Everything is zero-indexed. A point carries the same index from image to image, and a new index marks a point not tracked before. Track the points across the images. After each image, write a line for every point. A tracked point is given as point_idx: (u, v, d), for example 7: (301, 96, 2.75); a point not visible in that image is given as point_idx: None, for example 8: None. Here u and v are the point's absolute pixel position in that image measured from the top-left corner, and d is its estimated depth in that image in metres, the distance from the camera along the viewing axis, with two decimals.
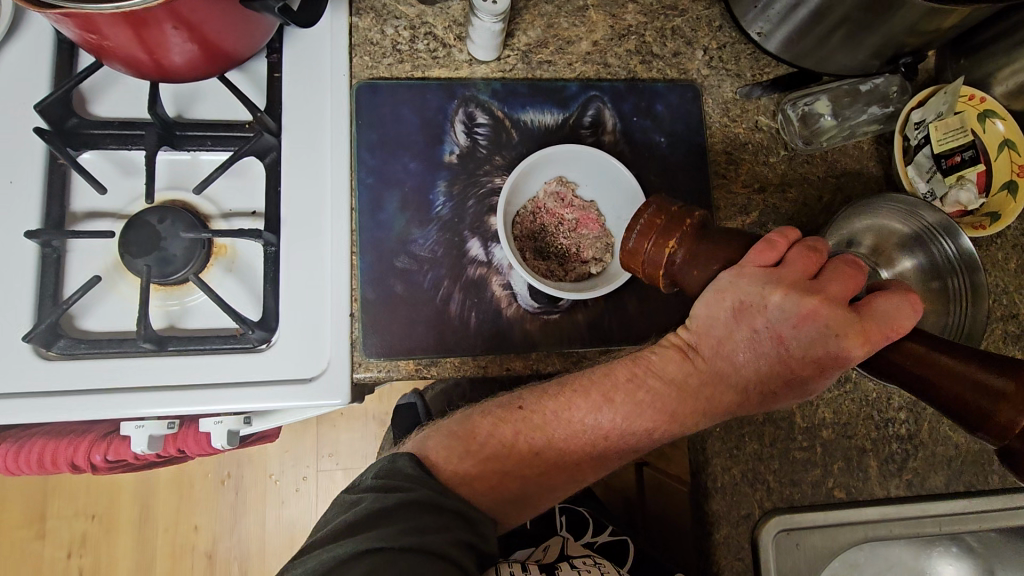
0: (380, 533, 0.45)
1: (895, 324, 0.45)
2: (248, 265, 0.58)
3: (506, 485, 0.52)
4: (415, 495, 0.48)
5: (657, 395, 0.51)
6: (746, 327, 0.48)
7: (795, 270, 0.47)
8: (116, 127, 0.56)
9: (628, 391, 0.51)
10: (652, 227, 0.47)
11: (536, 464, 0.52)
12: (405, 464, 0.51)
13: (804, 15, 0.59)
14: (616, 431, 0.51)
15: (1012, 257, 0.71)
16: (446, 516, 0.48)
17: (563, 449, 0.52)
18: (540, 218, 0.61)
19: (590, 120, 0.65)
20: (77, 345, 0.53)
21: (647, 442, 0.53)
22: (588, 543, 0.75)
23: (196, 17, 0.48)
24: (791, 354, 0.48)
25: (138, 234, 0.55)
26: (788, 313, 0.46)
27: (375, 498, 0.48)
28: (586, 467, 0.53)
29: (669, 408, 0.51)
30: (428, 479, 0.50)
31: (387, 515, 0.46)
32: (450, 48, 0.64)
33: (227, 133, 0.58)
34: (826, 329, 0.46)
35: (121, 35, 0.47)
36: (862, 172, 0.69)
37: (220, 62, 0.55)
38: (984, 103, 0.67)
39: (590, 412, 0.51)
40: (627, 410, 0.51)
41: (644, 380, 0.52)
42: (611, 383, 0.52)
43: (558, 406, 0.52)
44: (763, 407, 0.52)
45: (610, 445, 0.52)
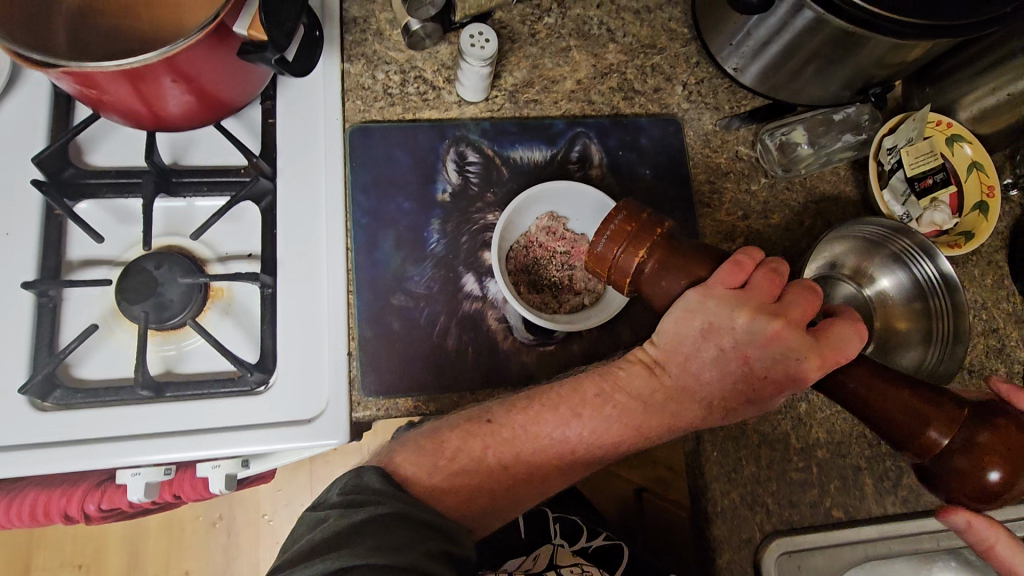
0: (344, 548, 0.42)
1: (845, 349, 0.46)
2: (244, 307, 0.59)
3: (474, 494, 0.52)
4: (387, 509, 0.46)
5: (622, 410, 0.51)
6: (713, 346, 0.49)
7: (761, 291, 0.48)
8: (113, 177, 0.58)
9: (595, 407, 0.52)
10: (622, 234, 0.48)
11: (506, 475, 0.53)
12: (372, 479, 0.49)
13: (777, 51, 0.63)
14: (583, 446, 0.52)
15: (988, 273, 0.74)
16: (419, 531, 0.46)
17: (531, 463, 0.52)
18: (533, 252, 0.62)
19: (577, 155, 0.67)
20: (73, 395, 0.53)
21: (612, 454, 0.53)
22: (582, 548, 0.72)
23: (195, 69, 0.50)
24: (756, 374, 0.48)
25: (135, 280, 0.55)
26: (753, 336, 0.47)
27: (335, 516, 0.45)
28: (551, 475, 0.53)
29: (634, 424, 0.51)
30: (396, 493, 0.48)
31: (358, 532, 0.43)
32: (440, 90, 0.66)
33: (222, 178, 0.59)
34: (786, 351, 0.47)
35: (121, 90, 0.49)
36: (839, 197, 0.72)
37: (215, 111, 0.57)
38: (951, 129, 0.71)
39: (558, 426, 0.52)
40: (593, 425, 0.52)
41: (611, 396, 0.52)
42: (578, 398, 0.52)
43: (528, 420, 0.52)
44: (726, 422, 0.53)
45: (576, 459, 0.53)
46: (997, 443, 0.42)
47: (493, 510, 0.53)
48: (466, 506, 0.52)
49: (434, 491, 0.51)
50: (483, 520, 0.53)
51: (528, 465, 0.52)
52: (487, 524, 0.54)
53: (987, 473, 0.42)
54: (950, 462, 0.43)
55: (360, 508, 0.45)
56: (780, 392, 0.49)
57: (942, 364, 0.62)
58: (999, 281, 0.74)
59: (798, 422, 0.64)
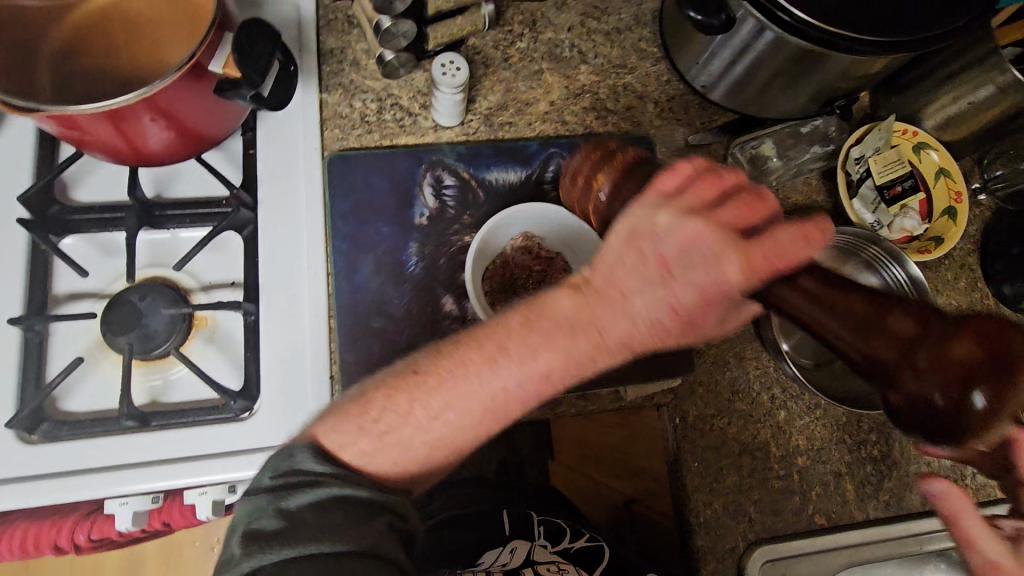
0: (293, 539, 0.41)
1: (778, 252, 0.43)
2: (228, 335, 0.60)
3: (397, 451, 0.46)
4: (328, 493, 0.42)
5: (547, 334, 0.45)
6: (642, 256, 0.45)
7: (693, 195, 0.47)
8: (98, 212, 0.59)
9: (520, 338, 0.45)
10: (587, 160, 0.62)
11: (435, 430, 0.46)
12: (305, 459, 0.44)
13: (743, 68, 0.64)
14: (509, 380, 0.45)
15: (960, 276, 0.75)
16: (366, 508, 0.43)
17: (460, 411, 0.46)
18: (510, 271, 0.63)
19: (551, 175, 0.68)
20: (59, 428, 0.54)
21: (539, 390, 0.46)
22: (564, 549, 0.64)
23: (174, 105, 0.52)
24: (681, 279, 0.44)
25: (120, 312, 0.56)
26: (676, 237, 0.44)
27: (269, 504, 0.42)
28: (486, 424, 0.47)
29: (561, 349, 0.45)
30: (333, 470, 0.44)
31: (302, 522, 0.41)
32: (416, 116, 0.68)
33: (204, 210, 0.61)
34: (709, 249, 0.44)
35: (103, 129, 0.51)
36: (810, 207, 0.74)
37: (196, 147, 0.59)
38: (917, 137, 0.73)
39: (483, 363, 0.45)
40: (517, 356, 0.45)
41: (536, 324, 0.46)
42: (504, 331, 0.46)
43: (453, 365, 0.46)
44: (657, 346, 0.46)
45: (505, 400, 0.46)
46: (979, 358, 0.39)
47: (420, 469, 0.47)
48: (388, 469, 0.46)
49: (351, 452, 0.45)
50: (408, 482, 0.47)
51: (462, 418, 0.46)
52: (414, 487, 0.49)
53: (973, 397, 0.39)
54: (909, 386, 0.41)
55: (297, 491, 0.42)
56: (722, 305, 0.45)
57: None
58: (972, 284, 0.75)
59: (778, 430, 0.65)
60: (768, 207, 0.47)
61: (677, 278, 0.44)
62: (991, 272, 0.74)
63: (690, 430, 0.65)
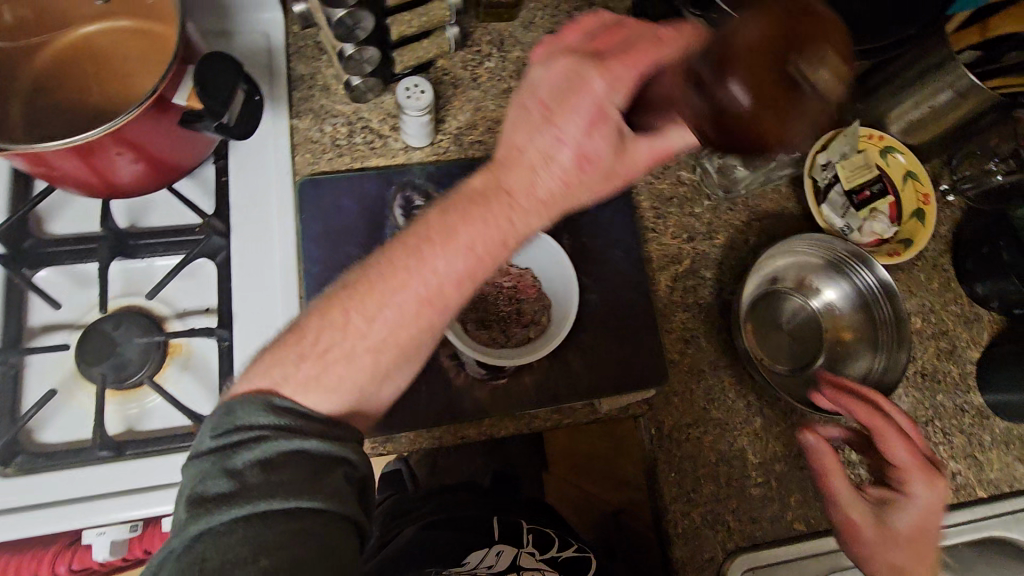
0: (242, 496, 0.40)
1: (642, 55, 0.43)
2: (203, 362, 0.60)
3: (344, 361, 0.45)
4: (276, 446, 0.42)
5: (459, 214, 0.46)
6: (528, 115, 0.45)
7: (563, 40, 0.48)
8: (71, 244, 0.60)
9: (438, 230, 0.45)
10: None
11: (375, 332, 0.45)
12: (244, 412, 0.42)
13: None
14: (433, 267, 0.45)
15: (934, 277, 0.76)
16: (315, 461, 0.42)
17: (396, 306, 0.45)
18: (480, 288, 0.63)
19: None
20: (34, 459, 0.55)
21: (472, 267, 0.46)
22: (551, 558, 0.64)
23: (142, 138, 0.53)
24: (560, 108, 0.44)
25: (94, 343, 0.57)
26: (550, 78, 0.45)
27: (215, 463, 0.41)
28: (429, 314, 0.46)
29: (472, 218, 0.45)
30: (278, 424, 0.43)
31: (251, 479, 0.40)
32: (386, 138, 0.69)
33: (176, 238, 0.62)
34: (576, 74, 0.44)
35: (71, 164, 0.51)
36: (781, 213, 0.74)
37: (167, 175, 0.59)
38: (883, 141, 0.74)
39: (405, 258, 0.45)
40: (438, 246, 0.45)
41: (447, 209, 0.46)
42: (426, 228, 0.46)
43: (380, 271, 0.45)
44: (582, 186, 0.47)
45: (439, 287, 0.45)
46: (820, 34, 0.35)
47: (374, 373, 0.46)
48: (341, 379, 0.45)
49: (296, 374, 0.44)
50: (364, 395, 0.46)
51: (399, 313, 0.45)
52: (373, 406, 0.47)
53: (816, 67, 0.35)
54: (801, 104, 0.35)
55: (244, 447, 0.41)
56: (622, 133, 0.45)
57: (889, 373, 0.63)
58: (945, 284, 0.76)
59: (755, 438, 0.66)
60: (635, 24, 0.46)
61: (562, 120, 0.44)
62: (963, 271, 0.75)
63: (665, 441, 0.65)
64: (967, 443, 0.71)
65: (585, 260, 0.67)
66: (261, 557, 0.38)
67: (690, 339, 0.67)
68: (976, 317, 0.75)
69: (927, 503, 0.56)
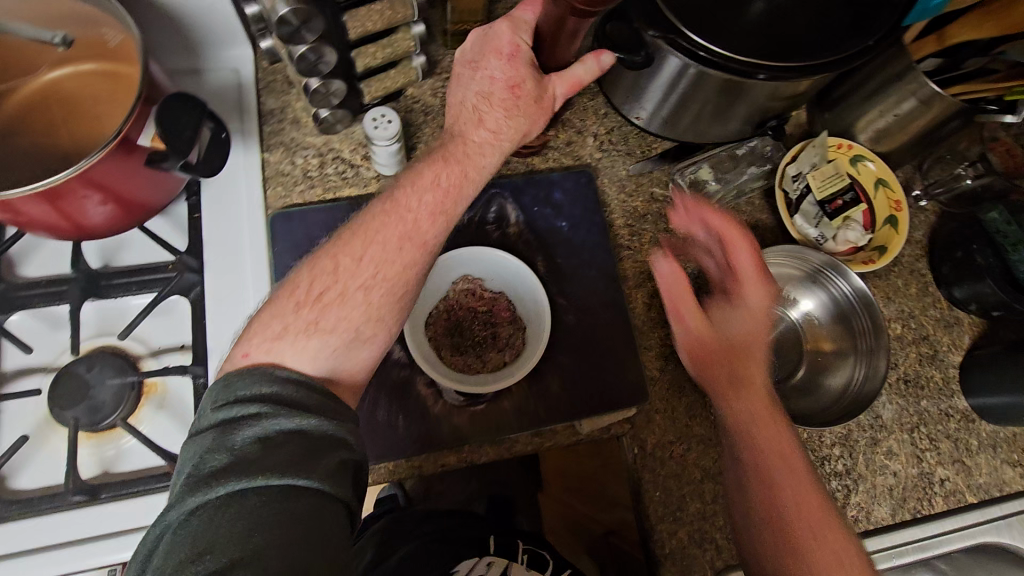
0: (241, 469, 0.40)
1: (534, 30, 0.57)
2: (178, 400, 0.60)
3: (339, 303, 0.50)
4: (276, 423, 0.42)
5: (431, 168, 0.55)
6: (460, 75, 0.59)
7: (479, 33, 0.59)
8: (43, 286, 0.60)
9: (412, 182, 0.54)
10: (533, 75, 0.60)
11: (364, 267, 0.51)
12: (248, 392, 0.44)
13: (671, 103, 0.67)
14: (412, 209, 0.53)
15: (911, 282, 0.76)
16: (314, 441, 0.43)
17: (383, 248, 0.51)
18: (454, 314, 0.63)
19: (494, 216, 0.68)
20: (7, 507, 0.54)
21: (451, 200, 0.54)
22: None
23: (111, 180, 0.53)
24: (489, 66, 0.56)
25: (67, 386, 0.57)
26: (476, 55, 0.57)
27: (215, 439, 0.42)
28: (410, 250, 0.52)
29: (444, 168, 0.55)
30: (279, 402, 0.44)
31: (249, 453, 0.41)
32: (357, 168, 0.69)
33: (149, 276, 0.62)
34: (492, 44, 0.56)
35: (40, 209, 0.52)
36: (755, 226, 0.75)
37: (138, 214, 0.59)
38: (852, 150, 0.74)
39: (384, 214, 0.52)
40: (411, 193, 0.53)
41: (421, 166, 0.55)
42: (401, 189, 0.53)
43: (362, 233, 0.52)
44: (532, 114, 0.57)
45: (420, 223, 0.53)
46: None
47: (366, 312, 0.51)
48: (337, 320, 0.49)
49: (298, 318, 0.49)
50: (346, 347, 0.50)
51: (384, 248, 0.51)
52: (357, 364, 0.50)
53: None
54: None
55: (244, 424, 0.42)
56: (534, 68, 0.57)
57: (869, 383, 0.63)
58: (924, 289, 0.76)
59: None
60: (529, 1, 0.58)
61: (484, 65, 0.56)
62: (940, 275, 0.75)
63: (649, 460, 0.64)
64: (954, 448, 0.71)
65: (560, 281, 0.67)
66: (253, 532, 0.38)
67: (669, 356, 0.67)
68: (956, 321, 0.75)
69: (757, 305, 0.60)
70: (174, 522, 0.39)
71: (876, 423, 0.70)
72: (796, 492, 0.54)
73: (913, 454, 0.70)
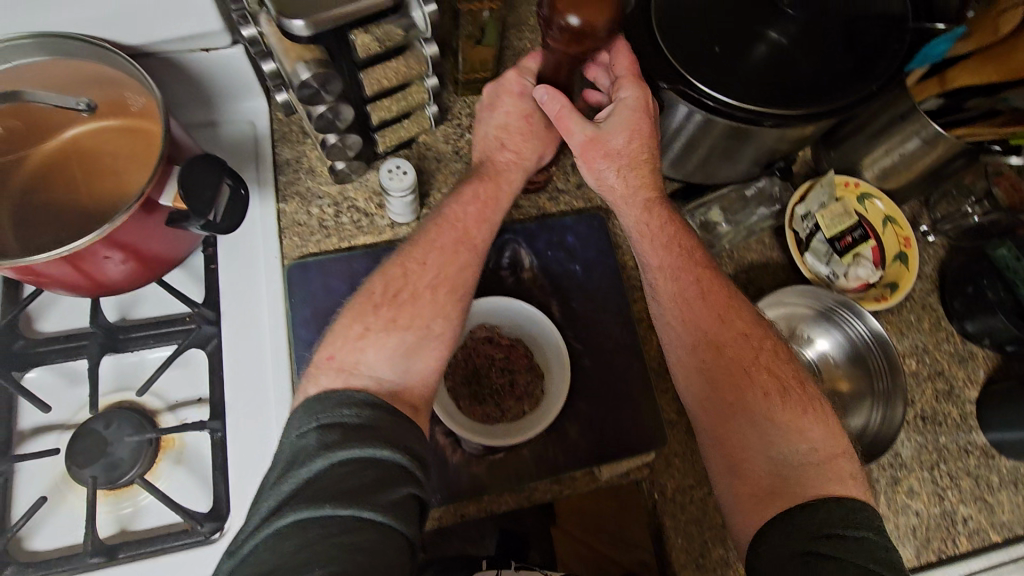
0: (306, 498, 0.40)
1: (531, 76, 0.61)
2: (196, 454, 0.60)
3: (412, 302, 0.53)
4: (348, 454, 0.42)
5: (476, 195, 0.60)
6: (478, 114, 0.64)
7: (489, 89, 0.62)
8: (60, 342, 0.60)
9: (463, 211, 0.59)
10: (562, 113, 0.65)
11: (428, 272, 0.55)
12: (324, 422, 0.44)
13: (678, 147, 0.68)
14: (465, 224, 0.58)
15: (924, 317, 0.76)
16: (383, 471, 0.42)
17: (439, 265, 0.55)
18: (472, 361, 0.63)
19: (507, 262, 0.69)
20: (24, 570, 0.53)
21: (498, 211, 0.60)
22: None
23: (132, 238, 0.54)
24: (511, 106, 0.61)
25: (83, 444, 0.57)
26: (490, 101, 0.62)
27: (290, 466, 0.42)
28: (463, 254, 0.57)
29: (487, 195, 0.60)
30: (357, 430, 0.44)
31: (318, 483, 0.41)
32: (372, 216, 0.70)
33: (167, 329, 0.62)
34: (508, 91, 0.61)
35: (62, 269, 0.52)
36: (766, 264, 0.76)
37: (156, 268, 0.59)
38: (859, 188, 0.76)
39: (433, 239, 0.56)
40: (454, 214, 0.58)
41: (465, 195, 0.60)
42: (449, 220, 0.58)
43: (411, 255, 0.56)
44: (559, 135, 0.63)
45: (472, 236, 0.58)
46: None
47: (438, 308, 0.54)
48: (412, 316, 0.52)
49: (376, 318, 0.52)
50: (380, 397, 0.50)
51: (441, 252, 0.56)
52: None
53: (570, 20, 0.48)
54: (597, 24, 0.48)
55: (316, 454, 0.42)
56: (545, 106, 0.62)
57: (885, 426, 0.64)
58: (937, 323, 0.76)
59: None
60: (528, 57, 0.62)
61: (498, 103, 0.61)
62: (952, 310, 0.75)
63: (670, 505, 0.64)
64: (975, 486, 0.70)
65: (575, 325, 0.67)
66: (307, 568, 0.37)
67: None
68: (970, 355, 0.75)
69: (634, 102, 0.59)
70: (243, 552, 0.40)
71: (896, 462, 0.70)
72: (718, 322, 0.58)
73: (934, 493, 0.70)
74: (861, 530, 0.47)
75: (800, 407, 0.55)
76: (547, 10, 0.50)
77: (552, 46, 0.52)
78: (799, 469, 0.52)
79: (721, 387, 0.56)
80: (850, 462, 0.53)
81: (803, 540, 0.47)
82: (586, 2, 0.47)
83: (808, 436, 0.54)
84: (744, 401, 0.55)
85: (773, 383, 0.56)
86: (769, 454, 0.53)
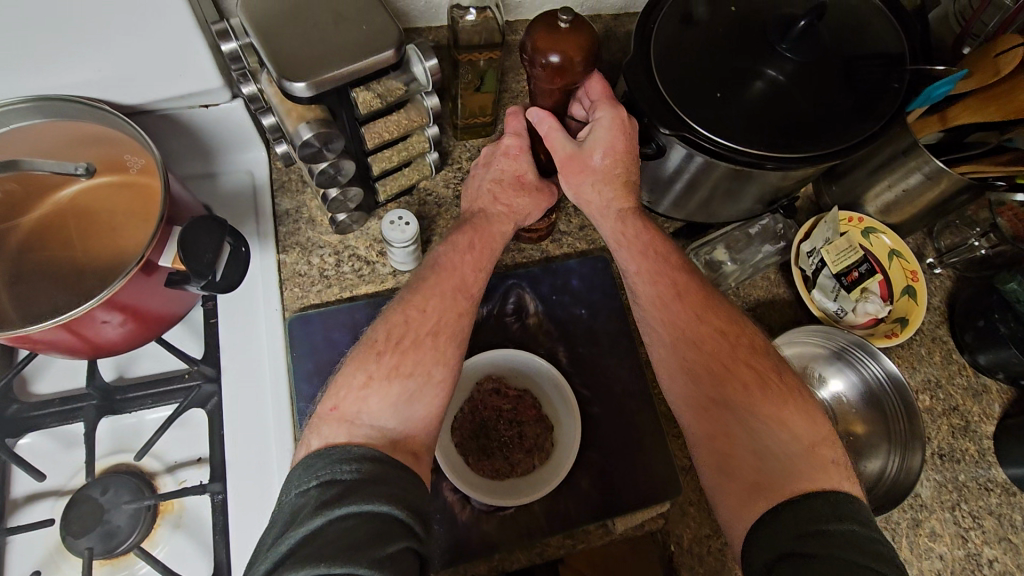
0: (305, 554, 0.37)
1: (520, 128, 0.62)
2: (196, 519, 0.58)
3: (414, 349, 0.52)
4: (352, 508, 0.39)
5: (472, 242, 0.59)
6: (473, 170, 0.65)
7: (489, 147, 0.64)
8: (55, 405, 0.58)
9: (466, 258, 0.58)
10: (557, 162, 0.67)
11: (428, 318, 0.54)
12: (321, 479, 0.42)
13: (680, 188, 0.68)
14: (463, 275, 0.57)
15: (935, 350, 0.75)
16: (382, 525, 0.40)
17: (435, 317, 0.54)
18: (478, 414, 0.61)
19: (512, 307, 0.68)
20: None
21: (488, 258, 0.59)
22: None
23: (133, 300, 0.53)
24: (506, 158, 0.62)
25: (78, 512, 0.55)
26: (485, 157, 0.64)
27: (289, 523, 0.40)
28: (462, 303, 0.56)
29: (489, 246, 0.60)
30: (360, 485, 0.41)
31: (317, 539, 0.38)
32: (374, 264, 0.69)
33: (165, 388, 0.60)
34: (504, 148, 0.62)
35: (59, 335, 0.51)
36: (773, 301, 0.75)
37: (156, 327, 0.58)
38: (864, 222, 0.74)
39: (434, 298, 0.55)
40: (446, 269, 0.57)
41: (467, 243, 0.59)
42: (452, 271, 0.57)
43: (417, 303, 0.54)
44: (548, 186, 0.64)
45: (465, 287, 0.57)
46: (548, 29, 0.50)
47: (438, 357, 0.52)
48: (413, 365, 0.51)
49: (379, 366, 0.51)
50: None
51: (442, 303, 0.55)
52: None
53: (550, 58, 0.51)
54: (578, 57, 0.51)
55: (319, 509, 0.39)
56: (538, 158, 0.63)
57: (904, 470, 0.62)
58: (948, 356, 0.75)
59: None
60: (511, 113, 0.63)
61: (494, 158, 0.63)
62: (963, 342, 0.74)
63: (687, 558, 0.61)
64: (998, 525, 0.69)
65: (582, 371, 0.66)
66: None
67: None
68: (983, 388, 0.74)
69: (609, 121, 0.58)
70: None
71: (916, 503, 0.68)
72: (698, 321, 0.57)
73: (958, 534, 0.68)
74: (850, 522, 0.44)
75: (780, 398, 0.53)
76: (528, 50, 0.52)
77: (538, 85, 0.55)
78: (782, 462, 0.49)
79: (704, 381, 0.55)
80: (834, 451, 0.51)
81: (789, 537, 0.44)
82: (563, 39, 0.50)
83: (789, 426, 0.51)
84: (723, 394, 0.54)
85: (752, 375, 0.54)
86: (754, 448, 0.51)
